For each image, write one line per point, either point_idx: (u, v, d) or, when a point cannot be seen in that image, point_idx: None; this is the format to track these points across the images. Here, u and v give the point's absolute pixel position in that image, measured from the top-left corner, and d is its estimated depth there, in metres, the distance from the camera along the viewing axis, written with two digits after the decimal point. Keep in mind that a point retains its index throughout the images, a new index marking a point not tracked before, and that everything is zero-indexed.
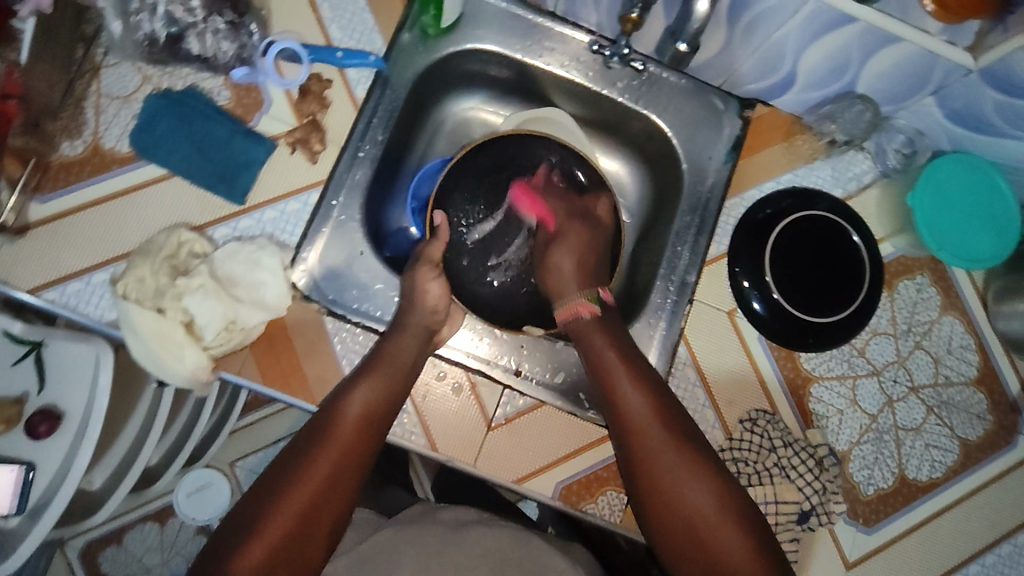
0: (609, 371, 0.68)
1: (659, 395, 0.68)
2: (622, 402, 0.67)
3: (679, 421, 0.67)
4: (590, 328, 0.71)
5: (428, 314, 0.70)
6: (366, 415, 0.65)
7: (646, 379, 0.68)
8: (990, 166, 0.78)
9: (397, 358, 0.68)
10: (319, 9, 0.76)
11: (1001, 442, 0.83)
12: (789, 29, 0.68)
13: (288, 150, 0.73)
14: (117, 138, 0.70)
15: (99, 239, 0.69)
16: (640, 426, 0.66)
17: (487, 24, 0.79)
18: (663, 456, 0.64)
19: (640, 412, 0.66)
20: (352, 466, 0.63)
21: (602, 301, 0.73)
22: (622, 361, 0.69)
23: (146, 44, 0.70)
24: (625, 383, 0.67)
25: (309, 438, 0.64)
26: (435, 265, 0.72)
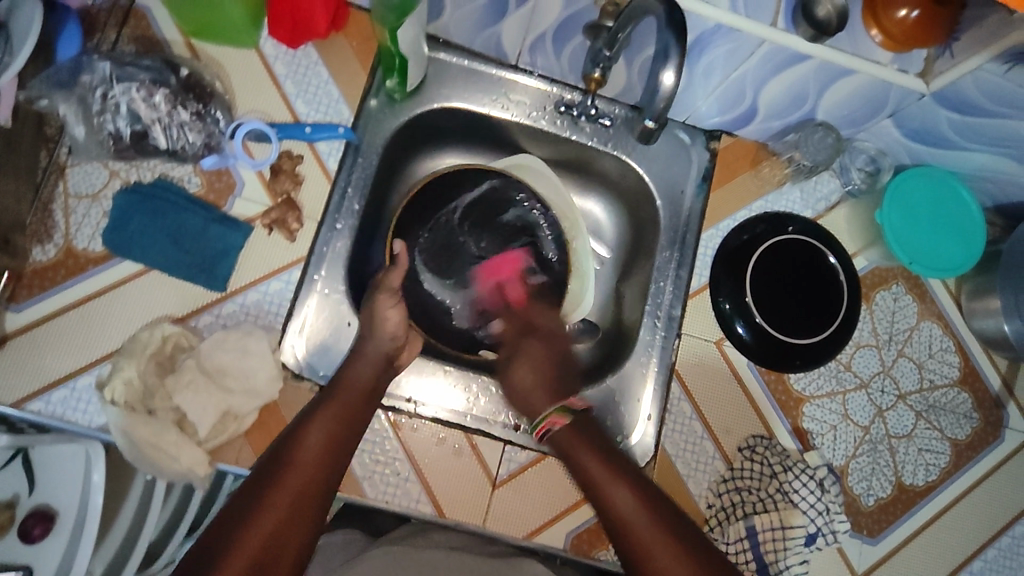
0: (594, 476, 0.66)
1: (643, 488, 0.66)
2: (611, 507, 0.65)
3: (667, 511, 0.65)
4: (572, 442, 0.68)
5: (387, 341, 0.70)
6: (327, 443, 0.64)
7: (630, 476, 0.66)
8: (949, 175, 0.81)
9: (355, 385, 0.68)
10: (283, 86, 0.76)
11: (989, 438, 0.85)
12: (745, 68, 0.71)
13: (265, 232, 0.73)
14: (89, 238, 0.70)
15: (80, 342, 0.68)
16: (633, 524, 0.64)
17: (451, 84, 0.80)
18: (652, 551, 0.62)
19: (627, 510, 0.64)
20: (312, 495, 0.61)
21: (572, 410, 0.70)
22: (606, 465, 0.67)
23: (110, 142, 0.71)
24: (609, 487, 0.66)
25: (264, 471, 0.61)
26: (394, 292, 0.72)
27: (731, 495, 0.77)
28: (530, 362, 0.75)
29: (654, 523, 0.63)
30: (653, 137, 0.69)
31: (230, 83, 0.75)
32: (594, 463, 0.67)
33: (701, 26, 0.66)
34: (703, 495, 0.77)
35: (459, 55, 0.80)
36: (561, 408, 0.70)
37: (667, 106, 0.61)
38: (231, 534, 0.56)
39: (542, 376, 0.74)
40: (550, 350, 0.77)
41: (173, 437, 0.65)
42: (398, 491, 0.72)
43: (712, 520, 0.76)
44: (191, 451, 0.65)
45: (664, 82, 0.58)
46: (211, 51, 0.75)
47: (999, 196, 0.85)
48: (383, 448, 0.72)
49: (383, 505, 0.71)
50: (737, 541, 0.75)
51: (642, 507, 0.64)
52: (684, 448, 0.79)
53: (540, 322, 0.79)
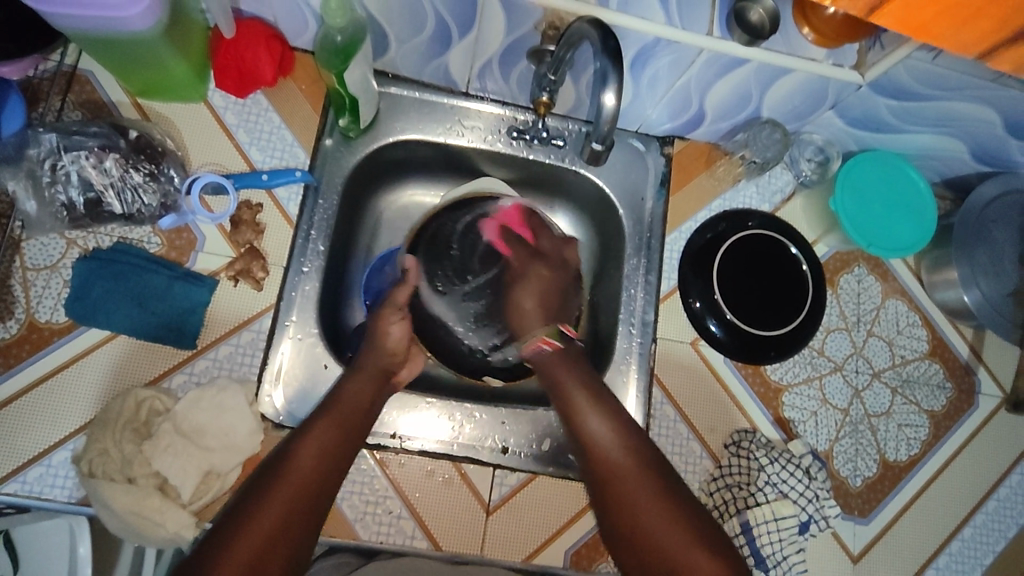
0: (573, 403, 0.66)
1: (619, 419, 0.65)
2: (587, 431, 0.64)
3: (645, 449, 0.63)
4: (555, 364, 0.69)
5: (385, 355, 0.70)
6: (322, 456, 0.60)
7: (611, 410, 0.66)
8: (897, 157, 0.84)
9: (354, 399, 0.66)
10: (236, 135, 0.76)
11: (964, 405, 0.88)
12: (689, 75, 0.72)
13: (231, 283, 0.73)
14: (51, 310, 0.69)
15: (51, 417, 0.66)
16: (605, 450, 0.63)
17: (404, 116, 0.81)
18: (625, 480, 0.61)
19: (606, 440, 0.63)
20: (307, 512, 0.57)
21: (562, 335, 0.72)
22: (586, 393, 0.66)
23: (64, 212, 0.70)
24: (589, 414, 0.65)
25: (261, 483, 0.58)
26: (399, 308, 0.72)
27: (722, 492, 0.78)
28: (536, 288, 0.73)
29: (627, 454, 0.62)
30: (603, 159, 0.71)
31: (182, 139, 0.75)
32: (574, 386, 0.67)
33: (640, 40, 0.67)
34: (695, 496, 0.79)
35: (410, 87, 0.81)
36: (551, 331, 0.71)
37: (613, 125, 0.62)
38: (224, 545, 0.53)
39: (547, 304, 0.73)
40: (557, 279, 0.75)
41: (156, 502, 0.64)
42: (391, 530, 0.72)
43: None
44: (175, 515, 0.64)
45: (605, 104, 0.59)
46: (160, 109, 0.75)
47: (945, 171, 0.88)
48: (372, 487, 0.72)
49: (377, 546, 0.71)
50: (733, 538, 0.75)
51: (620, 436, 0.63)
52: (671, 451, 0.80)
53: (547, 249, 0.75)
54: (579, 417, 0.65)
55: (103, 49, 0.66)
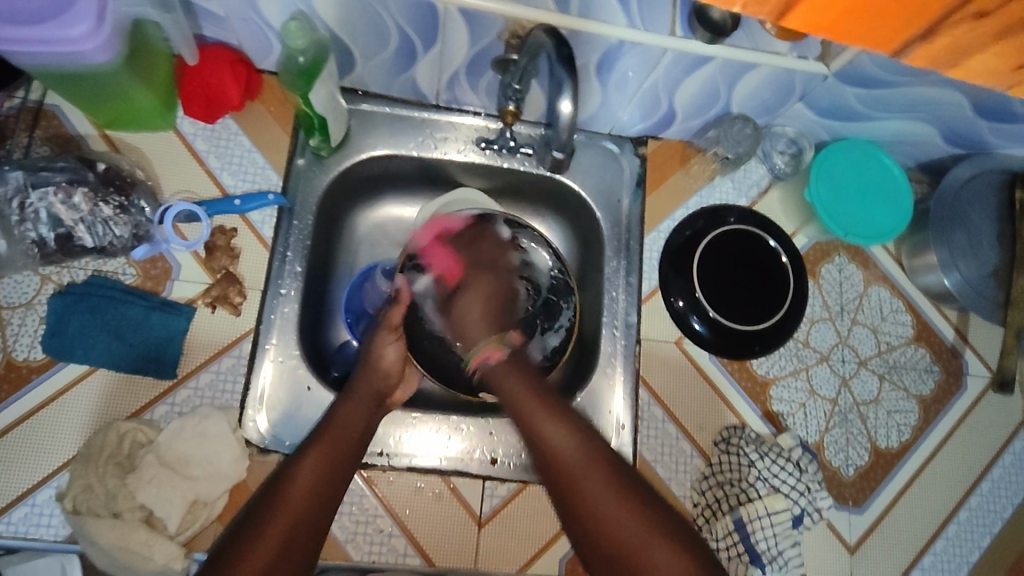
0: (526, 411, 0.64)
1: (579, 427, 0.63)
2: (545, 441, 0.62)
3: (606, 450, 0.61)
4: (506, 374, 0.68)
5: (379, 376, 0.70)
6: (318, 482, 0.60)
7: (568, 415, 0.64)
8: (869, 144, 0.84)
9: (346, 424, 0.66)
10: (206, 161, 0.76)
11: (952, 387, 0.88)
12: (656, 75, 0.72)
13: (208, 310, 0.72)
14: (29, 347, 0.68)
15: (33, 455, 0.66)
16: (569, 462, 0.61)
17: (375, 132, 0.81)
18: (588, 486, 0.59)
19: (564, 446, 0.61)
20: (305, 536, 0.57)
21: (511, 345, 0.71)
22: (541, 401, 0.64)
23: (35, 249, 0.69)
24: (545, 421, 0.63)
25: (258, 512, 0.57)
26: (393, 330, 0.73)
27: (714, 490, 0.77)
28: (479, 296, 0.74)
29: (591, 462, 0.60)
30: (564, 167, 0.72)
31: (152, 168, 0.75)
32: (525, 395, 0.65)
33: (603, 43, 0.67)
34: (688, 495, 0.79)
35: (380, 103, 0.81)
36: (497, 340, 0.71)
37: (571, 133, 0.62)
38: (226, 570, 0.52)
39: (488, 310, 0.73)
40: (497, 284, 0.75)
41: (143, 535, 0.64)
42: (383, 548, 0.71)
43: (700, 518, 0.77)
44: (163, 547, 0.64)
45: (563, 112, 0.59)
46: (129, 140, 0.75)
47: (919, 155, 0.88)
48: (362, 507, 0.72)
49: (370, 565, 0.71)
50: (727, 536, 0.74)
51: (580, 444, 0.61)
52: (661, 452, 0.79)
53: (488, 257, 0.76)
54: (536, 428, 0.63)
55: (66, 84, 0.66)
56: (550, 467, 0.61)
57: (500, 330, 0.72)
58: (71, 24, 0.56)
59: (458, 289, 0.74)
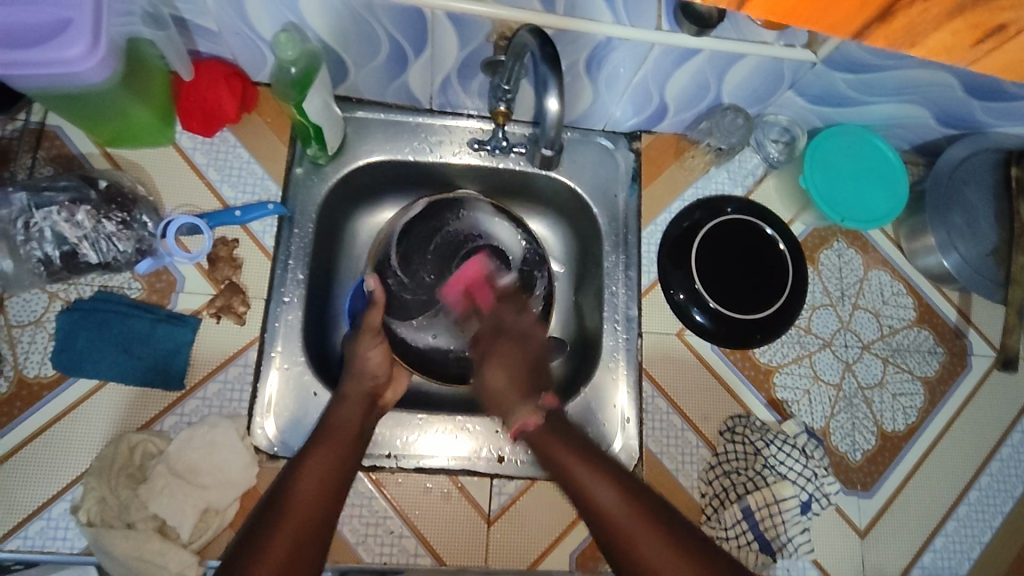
0: (572, 471, 0.63)
1: (624, 481, 0.62)
2: (594, 502, 0.61)
3: (657, 506, 0.60)
4: (547, 438, 0.67)
5: (365, 379, 0.71)
6: (321, 487, 0.61)
7: (611, 472, 0.63)
8: (862, 128, 0.84)
9: (342, 426, 0.67)
10: (206, 174, 0.77)
11: (957, 367, 0.87)
12: (645, 69, 0.73)
13: (213, 320, 0.73)
14: (39, 364, 0.70)
15: (48, 469, 0.67)
16: (615, 516, 0.60)
17: (370, 139, 0.82)
18: (643, 544, 0.58)
19: (612, 506, 0.60)
20: (312, 539, 0.58)
21: (546, 407, 0.70)
22: (587, 460, 0.64)
23: (41, 267, 0.70)
24: (590, 480, 0.62)
25: (263, 519, 0.58)
26: (375, 332, 0.74)
27: (721, 480, 0.78)
28: (503, 363, 0.74)
29: (637, 516, 0.59)
30: (555, 163, 0.72)
31: (153, 183, 0.76)
32: (569, 456, 0.64)
33: (591, 41, 0.68)
34: (695, 486, 0.78)
35: (376, 110, 0.83)
36: (535, 406, 0.69)
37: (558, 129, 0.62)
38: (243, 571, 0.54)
39: (516, 376, 0.73)
40: (525, 351, 0.75)
41: (156, 545, 0.65)
42: (393, 548, 0.72)
43: (708, 509, 0.77)
44: (178, 555, 0.65)
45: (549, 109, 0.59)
46: (130, 157, 0.76)
47: (913, 137, 0.88)
48: (371, 509, 0.72)
49: (382, 566, 0.71)
50: (735, 524, 0.75)
51: (624, 496, 0.60)
52: (667, 444, 0.80)
53: (508, 321, 0.77)
54: (579, 485, 0.63)
55: (66, 105, 0.68)
56: (597, 525, 0.60)
57: (533, 394, 0.71)
58: (67, 45, 0.57)
59: (486, 351, 0.76)
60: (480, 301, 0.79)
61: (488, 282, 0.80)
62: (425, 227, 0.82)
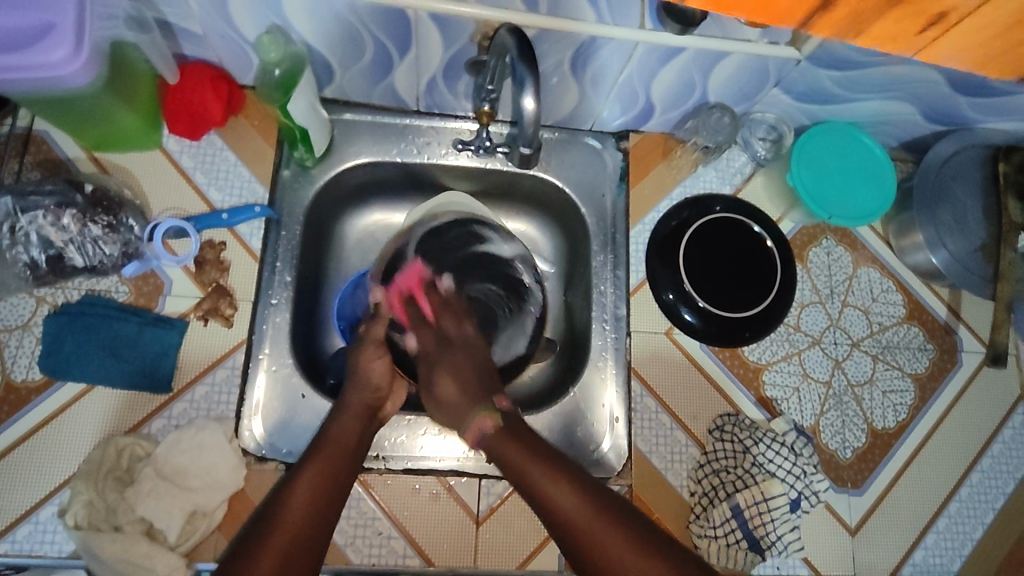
0: (529, 477, 0.59)
1: (590, 488, 0.58)
2: (556, 512, 0.57)
3: (619, 506, 0.57)
4: (503, 442, 0.62)
5: (369, 392, 0.70)
6: (316, 497, 0.61)
7: (577, 479, 0.59)
8: (850, 126, 0.84)
9: (340, 438, 0.66)
10: (193, 177, 0.77)
11: (948, 364, 0.87)
12: (630, 69, 0.73)
13: (200, 323, 0.74)
14: (26, 368, 0.70)
15: (36, 473, 0.67)
16: (582, 527, 0.56)
17: (358, 140, 0.82)
18: (607, 544, 0.55)
19: (573, 511, 0.57)
20: (303, 553, 0.57)
21: (502, 411, 0.65)
22: (547, 466, 0.59)
23: (27, 272, 0.71)
24: (552, 490, 0.58)
25: (255, 531, 0.58)
26: (378, 342, 0.73)
27: (710, 479, 0.78)
28: (450, 370, 0.68)
29: (608, 525, 0.55)
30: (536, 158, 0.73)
31: (140, 187, 0.76)
32: (530, 464, 0.60)
33: (575, 41, 0.68)
34: (684, 485, 0.78)
35: (363, 112, 0.83)
36: (488, 410, 0.65)
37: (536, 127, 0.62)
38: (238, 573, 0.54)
39: (466, 386, 0.67)
40: (471, 357, 0.70)
41: (143, 547, 0.65)
42: (382, 549, 0.72)
43: (697, 507, 0.77)
44: (165, 558, 0.65)
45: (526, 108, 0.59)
46: (116, 160, 0.76)
47: (901, 134, 0.88)
48: (359, 510, 0.72)
49: (370, 568, 0.71)
50: (724, 523, 0.75)
51: (591, 505, 0.57)
52: (656, 443, 0.79)
53: (452, 333, 0.72)
54: (543, 494, 0.58)
55: (52, 109, 0.68)
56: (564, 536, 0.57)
57: (486, 397, 0.66)
58: (51, 49, 0.58)
59: (433, 360, 0.70)
60: (422, 313, 0.74)
61: (427, 288, 0.76)
62: (436, 241, 0.81)
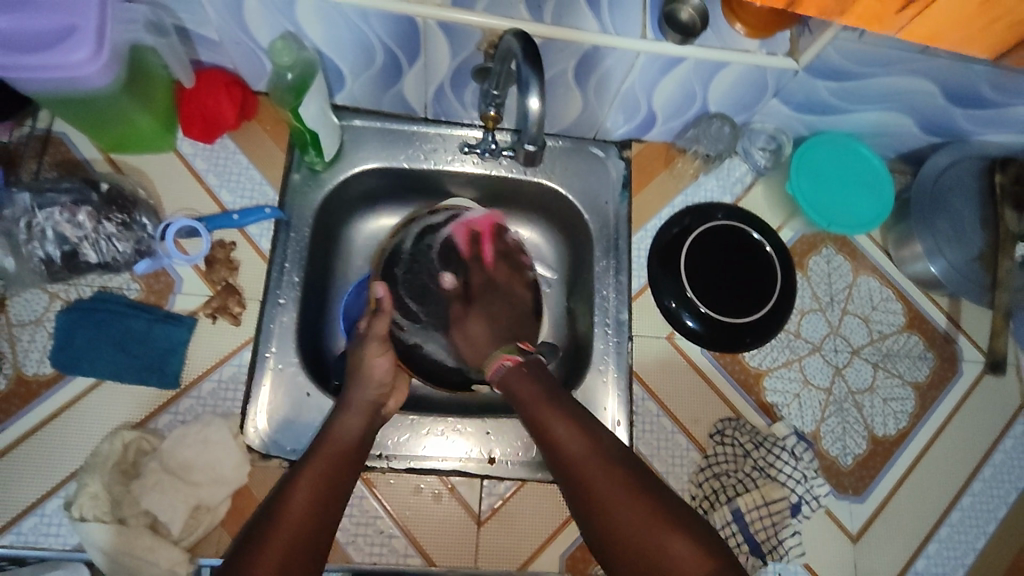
0: (534, 411, 0.64)
1: (587, 426, 0.63)
2: (555, 442, 0.62)
3: (611, 447, 0.62)
4: (517, 377, 0.66)
5: (373, 389, 0.71)
6: (318, 494, 0.61)
7: (574, 414, 0.64)
8: (848, 137, 0.86)
9: (342, 434, 0.67)
10: (206, 179, 0.79)
11: (948, 373, 0.88)
12: (632, 79, 0.75)
13: (209, 321, 0.75)
14: (38, 362, 0.71)
15: (43, 465, 0.68)
16: (576, 460, 0.61)
17: (366, 146, 0.84)
18: (598, 479, 0.60)
19: (572, 448, 0.62)
20: (304, 553, 0.57)
21: (522, 351, 0.70)
22: (550, 403, 0.64)
23: (42, 267, 0.72)
24: (553, 422, 0.63)
25: (256, 530, 0.58)
26: (383, 340, 0.73)
27: (710, 482, 0.78)
28: (486, 314, 0.76)
29: (602, 462, 0.61)
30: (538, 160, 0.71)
31: (154, 187, 0.78)
32: (536, 397, 0.64)
33: (579, 50, 0.70)
34: (685, 488, 0.79)
35: (372, 119, 0.84)
36: (510, 349, 0.70)
37: (541, 127, 0.63)
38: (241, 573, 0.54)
39: (497, 326, 0.75)
40: (515, 309, 0.77)
41: (148, 541, 0.65)
42: (384, 548, 0.72)
43: (698, 511, 0.77)
44: (168, 552, 0.66)
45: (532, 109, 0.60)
46: (131, 162, 0.78)
47: (899, 146, 0.89)
48: (362, 508, 0.73)
49: (371, 567, 0.72)
50: (725, 526, 0.75)
51: (586, 443, 0.62)
52: (658, 446, 0.80)
53: (499, 280, 0.78)
54: (546, 429, 0.63)
55: (72, 110, 0.70)
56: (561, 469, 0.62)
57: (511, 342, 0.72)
58: (72, 50, 0.59)
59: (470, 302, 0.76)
60: (483, 256, 0.78)
61: (495, 234, 0.80)
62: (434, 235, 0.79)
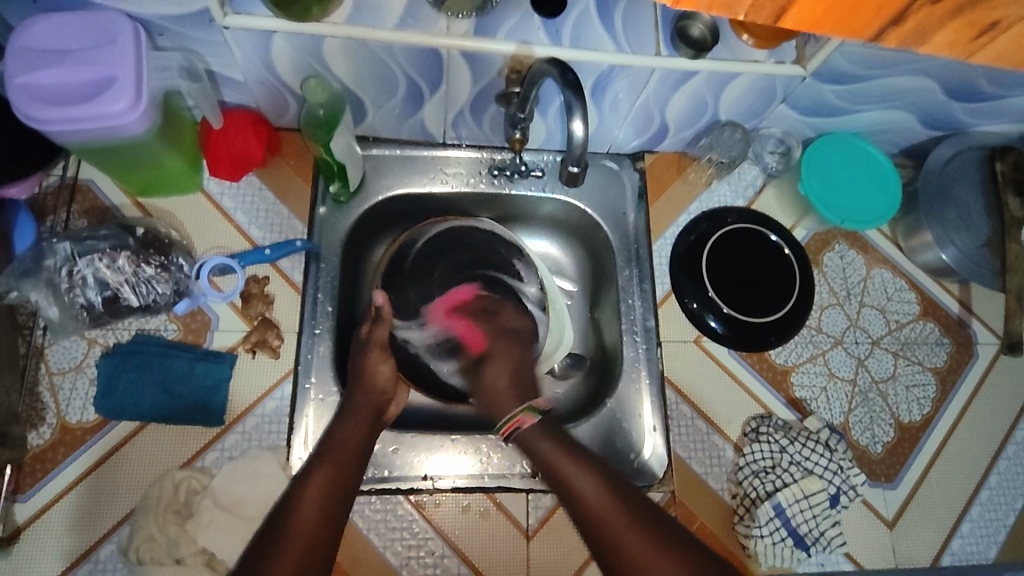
0: (557, 466, 0.67)
1: (606, 475, 0.66)
2: (575, 491, 0.65)
3: (639, 504, 0.64)
4: (536, 437, 0.70)
5: (377, 395, 0.73)
6: (323, 499, 0.63)
7: (594, 466, 0.67)
8: (852, 136, 0.89)
9: (347, 442, 0.68)
10: (234, 217, 0.80)
11: (965, 357, 0.91)
12: (646, 94, 0.77)
13: (249, 355, 0.76)
14: (81, 409, 0.72)
15: (94, 512, 0.69)
16: (596, 507, 0.64)
17: (389, 174, 0.85)
18: (620, 531, 0.61)
19: (596, 498, 0.64)
20: (319, 555, 0.59)
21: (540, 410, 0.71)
22: (569, 454, 0.67)
23: (84, 313, 0.73)
24: (575, 473, 0.66)
25: (267, 538, 0.59)
26: (383, 347, 0.75)
27: (750, 480, 0.80)
28: (509, 364, 0.75)
29: (623, 511, 0.63)
30: (580, 180, 0.74)
31: (185, 229, 0.79)
32: (555, 451, 0.68)
33: (596, 70, 0.72)
34: (725, 488, 0.81)
35: (391, 147, 0.86)
36: (530, 407, 0.70)
37: (585, 148, 0.67)
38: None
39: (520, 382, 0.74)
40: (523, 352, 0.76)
41: None
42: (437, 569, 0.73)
43: (740, 509, 0.79)
44: None
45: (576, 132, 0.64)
46: (160, 205, 0.79)
47: (901, 141, 0.93)
48: (412, 531, 0.74)
49: None
50: (769, 522, 0.77)
51: (607, 489, 0.64)
52: (694, 448, 0.82)
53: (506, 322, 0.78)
54: (567, 481, 0.66)
55: (106, 158, 0.71)
56: (581, 517, 0.64)
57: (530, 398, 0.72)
58: (113, 100, 0.61)
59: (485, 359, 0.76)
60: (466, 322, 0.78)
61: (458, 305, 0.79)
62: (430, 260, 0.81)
